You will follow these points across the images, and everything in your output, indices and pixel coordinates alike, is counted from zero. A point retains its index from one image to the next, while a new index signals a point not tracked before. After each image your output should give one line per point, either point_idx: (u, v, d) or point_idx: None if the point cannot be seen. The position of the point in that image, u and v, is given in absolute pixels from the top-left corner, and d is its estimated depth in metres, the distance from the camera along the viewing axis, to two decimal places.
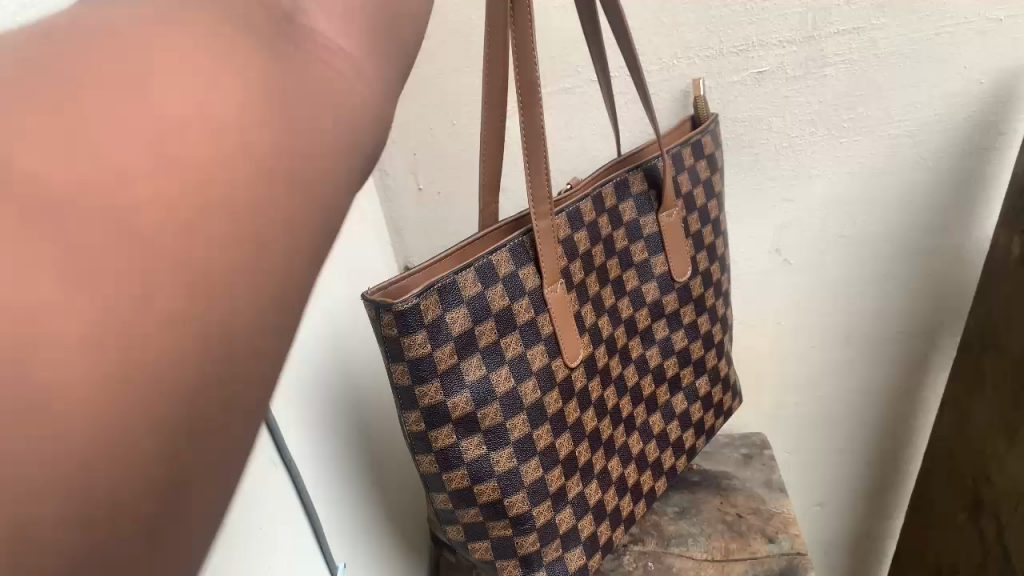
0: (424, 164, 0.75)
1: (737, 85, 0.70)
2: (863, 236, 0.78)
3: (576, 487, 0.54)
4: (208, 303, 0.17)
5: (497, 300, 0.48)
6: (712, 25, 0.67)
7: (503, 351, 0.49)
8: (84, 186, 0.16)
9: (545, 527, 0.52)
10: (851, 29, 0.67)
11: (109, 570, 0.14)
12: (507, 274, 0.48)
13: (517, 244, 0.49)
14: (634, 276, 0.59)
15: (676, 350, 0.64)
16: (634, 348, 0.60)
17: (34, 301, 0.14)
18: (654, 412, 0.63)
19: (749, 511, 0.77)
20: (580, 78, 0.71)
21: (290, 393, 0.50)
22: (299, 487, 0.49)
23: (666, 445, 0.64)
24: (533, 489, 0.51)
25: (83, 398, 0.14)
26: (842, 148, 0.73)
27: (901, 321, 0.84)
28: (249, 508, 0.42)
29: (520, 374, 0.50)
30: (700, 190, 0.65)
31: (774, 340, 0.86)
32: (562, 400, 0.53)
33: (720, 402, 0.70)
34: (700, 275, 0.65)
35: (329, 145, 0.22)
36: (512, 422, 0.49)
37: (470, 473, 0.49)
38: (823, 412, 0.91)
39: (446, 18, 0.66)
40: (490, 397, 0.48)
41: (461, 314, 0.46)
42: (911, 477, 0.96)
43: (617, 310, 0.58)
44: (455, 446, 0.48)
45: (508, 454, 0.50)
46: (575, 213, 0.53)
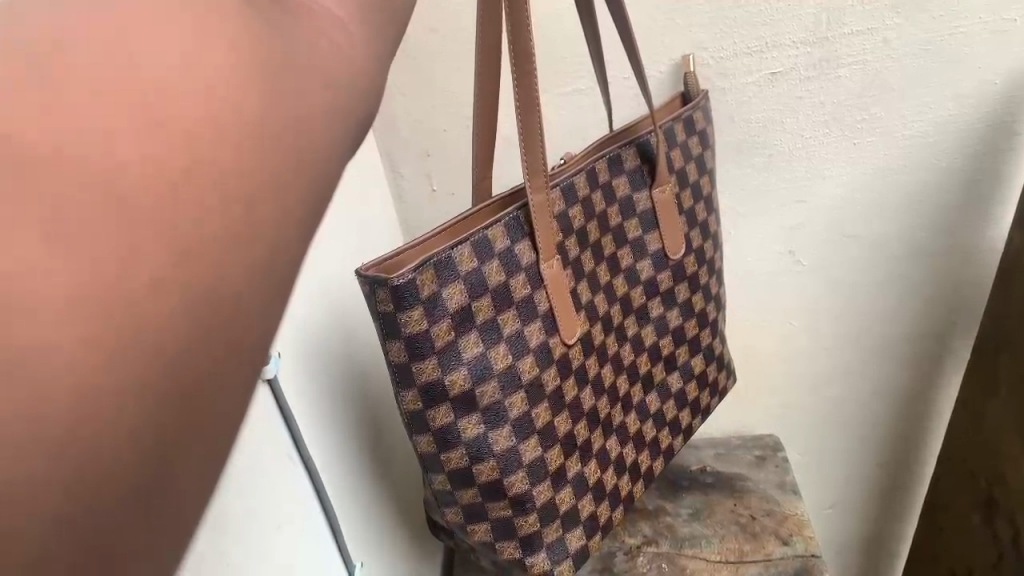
0: (437, 165, 0.75)
1: (751, 86, 0.70)
2: (875, 236, 0.78)
3: (576, 466, 0.55)
4: (175, 270, 0.17)
5: (494, 275, 0.49)
6: (725, 26, 0.67)
7: (501, 327, 0.49)
8: (55, 159, 0.16)
9: (545, 506, 0.53)
10: (864, 29, 0.67)
11: (80, 536, 0.14)
12: (503, 249, 0.49)
13: (511, 219, 0.50)
14: (629, 252, 0.60)
15: (671, 329, 0.64)
16: (630, 327, 0.60)
17: (5, 271, 0.14)
18: (651, 391, 0.63)
19: (764, 512, 0.77)
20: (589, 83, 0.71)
21: (293, 368, 0.51)
22: (316, 482, 0.51)
23: (662, 424, 0.64)
24: (533, 469, 0.52)
25: (49, 365, 0.14)
26: (855, 150, 0.73)
27: (912, 323, 0.84)
28: (259, 502, 0.44)
29: (518, 351, 0.50)
30: (693, 165, 0.65)
31: (784, 341, 0.86)
32: (560, 377, 0.53)
33: (715, 382, 0.71)
34: (694, 251, 0.66)
35: (313, 109, 0.23)
36: (511, 400, 0.50)
37: (468, 451, 0.50)
38: (835, 412, 0.91)
39: (449, 18, 0.67)
40: (488, 374, 0.49)
41: (457, 290, 0.47)
42: (925, 479, 0.96)
43: (613, 287, 0.58)
44: (453, 424, 0.49)
45: (507, 434, 0.50)
46: (570, 187, 0.54)
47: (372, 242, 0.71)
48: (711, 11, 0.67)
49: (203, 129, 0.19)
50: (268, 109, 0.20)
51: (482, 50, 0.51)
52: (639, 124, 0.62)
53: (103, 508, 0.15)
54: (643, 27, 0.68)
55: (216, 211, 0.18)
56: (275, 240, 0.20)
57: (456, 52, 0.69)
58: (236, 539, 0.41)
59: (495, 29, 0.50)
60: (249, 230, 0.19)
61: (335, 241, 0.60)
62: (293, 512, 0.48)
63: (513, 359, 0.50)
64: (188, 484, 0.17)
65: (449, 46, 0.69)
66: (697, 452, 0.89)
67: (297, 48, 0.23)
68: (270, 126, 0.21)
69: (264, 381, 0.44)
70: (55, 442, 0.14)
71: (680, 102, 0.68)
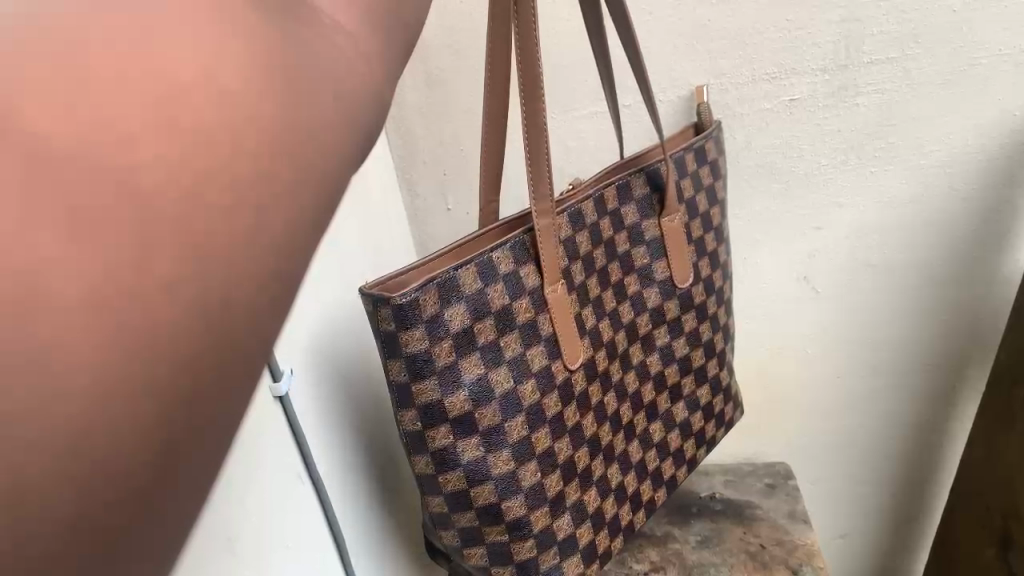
0: (453, 183, 0.75)
1: (769, 112, 0.70)
2: (891, 264, 0.77)
3: (575, 493, 0.54)
4: (209, 254, 0.16)
5: (497, 298, 0.48)
6: (744, 52, 0.67)
7: (503, 350, 0.49)
8: (86, 129, 0.14)
9: (542, 531, 0.52)
10: (884, 59, 0.67)
11: (94, 539, 0.13)
12: (507, 271, 0.49)
13: (517, 242, 0.50)
14: (634, 281, 0.59)
15: (677, 358, 0.64)
16: (635, 354, 0.60)
17: (32, 251, 0.13)
18: (655, 419, 0.63)
19: (773, 541, 0.76)
20: (594, 104, 0.70)
21: (302, 366, 0.50)
22: (326, 505, 0.51)
23: (666, 454, 0.64)
24: (532, 492, 0.51)
25: (81, 349, 0.13)
26: (873, 177, 0.73)
27: (927, 353, 0.83)
28: (266, 517, 0.44)
29: (518, 374, 0.50)
30: (702, 197, 0.64)
31: (798, 368, 0.85)
32: (561, 404, 0.53)
33: (722, 412, 0.70)
34: (704, 281, 0.65)
35: (344, 106, 0.22)
36: (510, 424, 0.50)
37: (465, 473, 0.49)
38: (849, 441, 0.90)
39: (474, 34, 0.67)
40: (489, 397, 0.49)
41: (460, 309, 0.47)
42: (935, 514, 0.95)
43: (618, 314, 0.58)
44: (449, 446, 0.49)
45: (505, 458, 0.50)
46: (576, 214, 0.54)
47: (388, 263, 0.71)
48: (732, 37, 0.67)
49: (256, 108, 0.18)
50: (308, 104, 0.20)
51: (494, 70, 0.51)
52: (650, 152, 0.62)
53: (113, 512, 0.13)
54: (662, 49, 0.68)
55: (264, 189, 0.18)
56: (310, 230, 0.19)
57: (478, 70, 0.69)
58: (240, 533, 0.41)
59: (503, 51, 0.50)
60: (294, 214, 0.19)
61: (349, 253, 0.60)
62: (298, 531, 0.47)
63: (514, 382, 0.50)
64: (215, 465, 0.17)
65: (471, 66, 0.69)
66: (707, 480, 0.88)
67: (331, 45, 0.23)
68: (312, 116, 0.20)
69: (275, 397, 0.45)
70: (107, 404, 0.13)
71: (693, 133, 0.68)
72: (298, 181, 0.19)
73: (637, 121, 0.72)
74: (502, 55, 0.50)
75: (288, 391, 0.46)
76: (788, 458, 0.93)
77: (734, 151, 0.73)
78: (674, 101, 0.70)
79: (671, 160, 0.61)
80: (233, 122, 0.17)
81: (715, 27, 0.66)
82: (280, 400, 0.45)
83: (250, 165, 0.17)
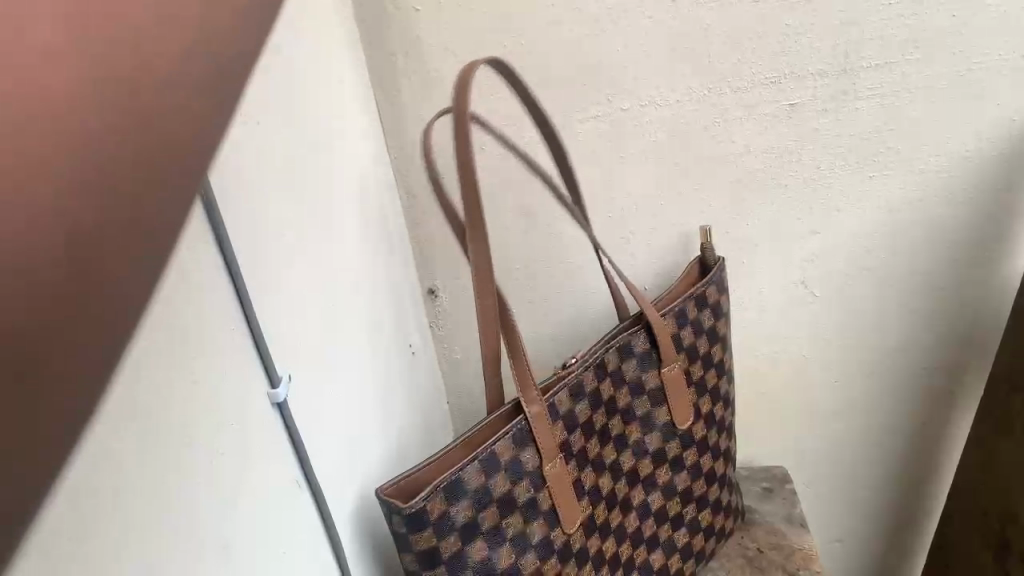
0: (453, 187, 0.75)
1: (768, 116, 0.70)
2: (890, 269, 0.77)
3: (513, 528, 0.56)
4: None
5: (505, 451, 0.55)
6: (745, 56, 0.67)
7: (494, 462, 0.55)
8: None
9: (507, 571, 0.56)
10: (884, 63, 0.67)
11: None
12: (512, 458, 0.56)
13: (521, 428, 0.56)
14: (616, 358, 0.63)
15: (657, 428, 0.67)
16: (611, 424, 0.64)
17: None
18: (623, 481, 0.65)
19: (771, 545, 0.77)
20: (613, 105, 0.70)
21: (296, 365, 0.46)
22: (321, 507, 0.47)
23: (630, 513, 0.66)
24: (466, 530, 0.54)
25: None
26: (870, 183, 0.73)
27: (924, 359, 0.83)
28: (261, 522, 0.40)
29: (491, 463, 0.54)
30: (700, 305, 0.68)
31: (797, 373, 0.85)
32: (513, 449, 0.56)
33: (711, 469, 0.72)
34: (693, 359, 0.69)
35: None
36: (467, 473, 0.53)
37: (435, 530, 0.52)
38: (845, 446, 0.90)
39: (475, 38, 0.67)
40: (460, 475, 0.53)
41: (476, 468, 0.54)
42: (932, 518, 0.95)
43: (599, 388, 0.62)
44: (423, 508, 0.51)
45: (459, 509, 0.53)
46: (578, 385, 0.60)
47: (391, 282, 0.69)
48: (733, 41, 0.67)
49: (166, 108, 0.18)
50: None
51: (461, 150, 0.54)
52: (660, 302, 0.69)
53: None
54: (662, 54, 0.67)
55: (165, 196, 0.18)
56: None
57: (477, 72, 0.69)
58: (235, 537, 0.37)
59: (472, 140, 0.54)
60: None
61: (353, 253, 0.58)
62: (299, 540, 0.44)
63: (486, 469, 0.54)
64: None
65: (469, 69, 0.69)
66: None
67: None
68: None
69: (273, 405, 0.42)
70: None
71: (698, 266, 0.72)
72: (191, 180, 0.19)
73: (664, 124, 0.71)
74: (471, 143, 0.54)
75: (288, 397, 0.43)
76: (785, 463, 0.93)
77: (735, 156, 0.72)
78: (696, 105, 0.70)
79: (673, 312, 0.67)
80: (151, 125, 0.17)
81: (715, 30, 0.66)
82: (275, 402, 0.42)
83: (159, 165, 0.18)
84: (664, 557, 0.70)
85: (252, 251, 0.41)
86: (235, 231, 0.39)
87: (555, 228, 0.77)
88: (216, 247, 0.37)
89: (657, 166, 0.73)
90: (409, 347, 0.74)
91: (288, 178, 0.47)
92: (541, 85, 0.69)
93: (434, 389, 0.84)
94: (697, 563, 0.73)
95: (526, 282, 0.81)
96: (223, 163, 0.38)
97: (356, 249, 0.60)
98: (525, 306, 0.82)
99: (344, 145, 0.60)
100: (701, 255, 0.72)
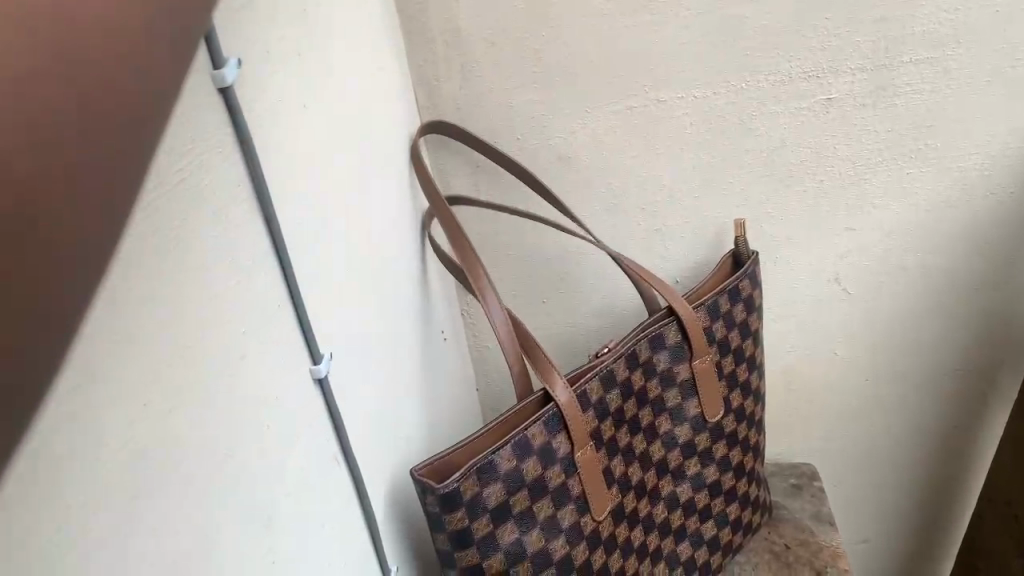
0: (487, 177, 0.76)
1: (806, 111, 0.70)
2: (925, 268, 0.77)
3: (545, 512, 0.57)
4: None
5: (536, 436, 0.56)
6: (783, 50, 0.67)
7: (527, 446, 0.55)
8: None
9: (537, 557, 0.57)
10: (924, 59, 0.66)
11: None
12: (542, 443, 0.56)
13: (552, 415, 0.57)
14: (648, 349, 0.64)
15: (688, 420, 0.67)
16: (643, 416, 0.64)
17: None
18: (651, 471, 0.66)
19: (798, 542, 0.77)
20: (648, 98, 0.70)
21: (337, 346, 0.46)
22: (359, 486, 0.48)
23: (658, 502, 0.67)
24: (498, 513, 0.54)
25: None
26: (909, 180, 0.72)
27: (958, 358, 0.82)
28: (302, 497, 0.40)
29: (521, 449, 0.55)
30: (733, 301, 0.68)
31: (827, 370, 0.85)
32: (546, 437, 0.56)
33: (740, 464, 0.72)
34: (726, 354, 0.69)
35: None
36: (501, 458, 0.54)
37: (467, 512, 0.53)
38: (874, 445, 0.90)
39: (514, 29, 0.68)
40: (493, 459, 0.54)
41: (508, 450, 0.54)
42: (962, 520, 0.94)
43: (630, 380, 0.63)
44: (456, 489, 0.52)
45: (494, 493, 0.54)
46: (609, 374, 0.61)
47: (423, 271, 0.70)
48: (771, 35, 0.66)
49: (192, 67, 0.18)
50: None
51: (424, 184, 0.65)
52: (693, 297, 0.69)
53: None
54: (700, 47, 0.67)
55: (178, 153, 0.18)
56: None
57: (514, 62, 0.70)
58: (278, 511, 0.37)
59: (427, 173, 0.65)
60: None
61: (385, 235, 0.59)
62: (337, 516, 0.44)
63: (517, 456, 0.55)
64: None
65: (506, 58, 0.69)
66: None
67: None
68: None
69: (314, 380, 0.42)
70: None
71: (732, 262, 0.72)
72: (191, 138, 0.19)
73: (698, 117, 0.71)
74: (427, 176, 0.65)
75: (328, 374, 0.44)
76: (813, 461, 0.93)
77: (771, 150, 0.72)
78: (731, 98, 0.70)
79: (705, 305, 0.67)
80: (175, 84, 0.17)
81: (752, 23, 0.66)
82: (320, 382, 0.43)
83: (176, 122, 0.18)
84: (691, 549, 0.70)
85: (296, 228, 0.41)
86: (280, 207, 0.40)
87: (588, 220, 0.77)
88: (263, 225, 0.37)
89: (692, 159, 0.73)
90: (441, 333, 0.75)
91: (332, 161, 0.48)
92: (576, 76, 0.70)
93: (464, 378, 0.85)
94: (724, 556, 0.73)
95: (558, 274, 0.81)
96: (272, 144, 0.39)
97: (391, 233, 0.60)
98: (556, 296, 0.83)
99: (384, 132, 0.60)
100: (737, 250, 0.72)
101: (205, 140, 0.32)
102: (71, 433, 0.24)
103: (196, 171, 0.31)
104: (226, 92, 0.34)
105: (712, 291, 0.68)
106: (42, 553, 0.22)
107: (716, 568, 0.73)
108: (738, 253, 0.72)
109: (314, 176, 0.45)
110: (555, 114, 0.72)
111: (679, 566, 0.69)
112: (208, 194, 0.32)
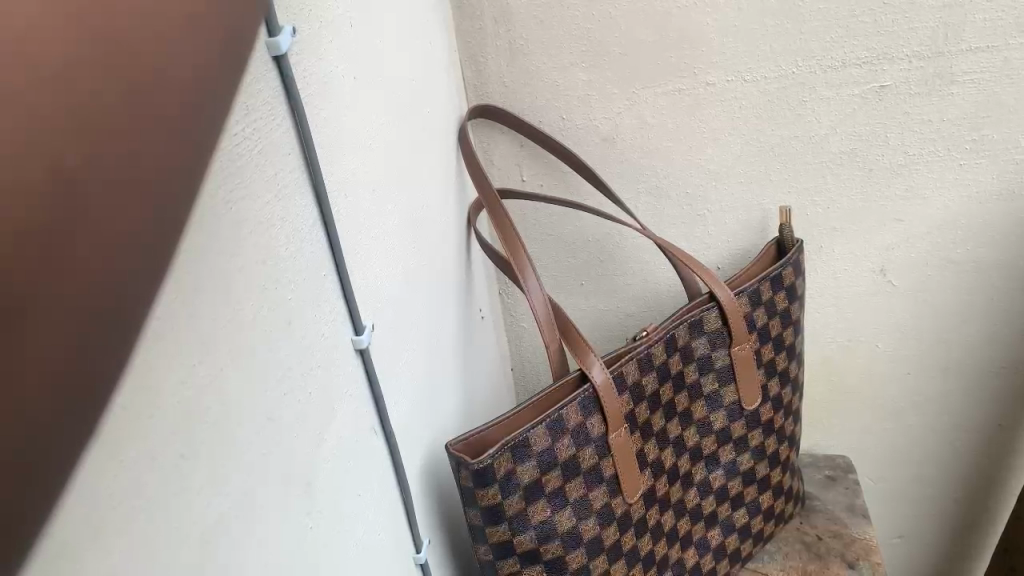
0: (530, 156, 0.76)
1: (857, 98, 0.68)
2: (974, 261, 0.75)
3: (577, 491, 0.57)
4: None
5: (572, 417, 0.56)
6: (837, 35, 0.66)
7: (562, 425, 0.56)
8: None
9: (567, 536, 0.57)
10: (985, 47, 0.65)
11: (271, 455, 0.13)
12: (576, 424, 0.56)
13: (587, 396, 0.57)
14: (685, 334, 0.63)
15: (725, 404, 0.67)
16: (680, 401, 0.64)
17: None
18: (684, 454, 0.66)
19: (830, 533, 0.77)
20: (696, 81, 0.70)
21: (378, 320, 0.47)
22: (394, 459, 0.48)
23: (691, 486, 0.67)
24: (529, 492, 0.55)
25: None
26: (962, 172, 0.71)
27: (1004, 355, 0.80)
28: (340, 469, 0.41)
29: (556, 428, 0.55)
30: (777, 289, 0.68)
31: (868, 364, 0.84)
32: (581, 416, 0.57)
33: (775, 452, 0.72)
34: (765, 342, 0.68)
35: None
36: (534, 435, 0.54)
37: (500, 489, 0.53)
38: (912, 440, 0.89)
39: (565, 8, 0.68)
40: (527, 439, 0.54)
41: (541, 430, 0.54)
42: (999, 521, 0.93)
43: (668, 365, 0.62)
44: (490, 465, 0.53)
45: (529, 470, 0.54)
46: (645, 359, 0.60)
47: (464, 248, 0.70)
48: (826, 19, 0.65)
49: (214, 71, 0.19)
50: None
51: (472, 170, 0.65)
52: (733, 283, 0.68)
53: None
54: (752, 31, 0.67)
55: (202, 138, 0.18)
56: None
57: (563, 42, 0.69)
58: (318, 481, 0.38)
59: (472, 156, 0.65)
60: None
61: (428, 208, 0.59)
62: (373, 486, 0.45)
63: (551, 436, 0.55)
64: None
65: (555, 37, 0.69)
66: None
67: None
68: None
69: (355, 351, 0.43)
70: None
71: (775, 250, 0.72)
72: (221, 107, 0.19)
73: (747, 102, 0.70)
74: (472, 160, 0.65)
75: (369, 346, 0.44)
76: (849, 454, 0.92)
77: (820, 137, 0.71)
78: (781, 82, 0.69)
79: (747, 293, 0.66)
80: (194, 78, 0.17)
81: (808, 8, 0.65)
82: (361, 355, 0.43)
83: (197, 113, 0.18)
84: (722, 536, 0.70)
85: (343, 201, 0.42)
86: (331, 179, 0.40)
87: (632, 202, 0.77)
88: (312, 196, 0.37)
89: (739, 143, 0.72)
90: (479, 312, 0.75)
91: (380, 131, 0.48)
92: (626, 58, 0.69)
93: (500, 357, 0.85)
94: (755, 544, 0.73)
95: (597, 256, 0.81)
96: (324, 112, 0.40)
97: (434, 208, 0.60)
98: (594, 277, 0.82)
99: (431, 106, 0.60)
100: (781, 238, 0.71)
101: (260, 107, 0.32)
102: (124, 395, 0.24)
103: (250, 139, 0.32)
104: (280, 61, 0.34)
105: (754, 278, 0.68)
106: (92, 510, 0.22)
107: (746, 555, 0.72)
108: (782, 240, 0.72)
109: (362, 149, 0.45)
110: (602, 95, 0.71)
111: (709, 552, 0.69)
112: (259, 165, 0.32)
